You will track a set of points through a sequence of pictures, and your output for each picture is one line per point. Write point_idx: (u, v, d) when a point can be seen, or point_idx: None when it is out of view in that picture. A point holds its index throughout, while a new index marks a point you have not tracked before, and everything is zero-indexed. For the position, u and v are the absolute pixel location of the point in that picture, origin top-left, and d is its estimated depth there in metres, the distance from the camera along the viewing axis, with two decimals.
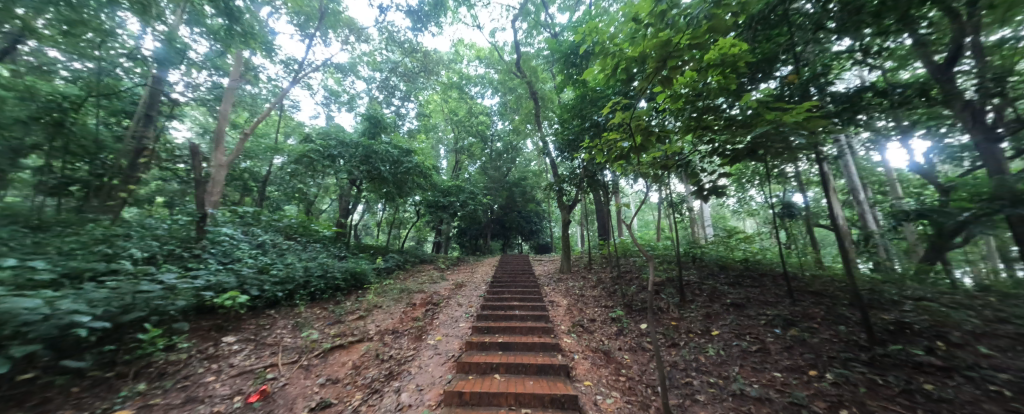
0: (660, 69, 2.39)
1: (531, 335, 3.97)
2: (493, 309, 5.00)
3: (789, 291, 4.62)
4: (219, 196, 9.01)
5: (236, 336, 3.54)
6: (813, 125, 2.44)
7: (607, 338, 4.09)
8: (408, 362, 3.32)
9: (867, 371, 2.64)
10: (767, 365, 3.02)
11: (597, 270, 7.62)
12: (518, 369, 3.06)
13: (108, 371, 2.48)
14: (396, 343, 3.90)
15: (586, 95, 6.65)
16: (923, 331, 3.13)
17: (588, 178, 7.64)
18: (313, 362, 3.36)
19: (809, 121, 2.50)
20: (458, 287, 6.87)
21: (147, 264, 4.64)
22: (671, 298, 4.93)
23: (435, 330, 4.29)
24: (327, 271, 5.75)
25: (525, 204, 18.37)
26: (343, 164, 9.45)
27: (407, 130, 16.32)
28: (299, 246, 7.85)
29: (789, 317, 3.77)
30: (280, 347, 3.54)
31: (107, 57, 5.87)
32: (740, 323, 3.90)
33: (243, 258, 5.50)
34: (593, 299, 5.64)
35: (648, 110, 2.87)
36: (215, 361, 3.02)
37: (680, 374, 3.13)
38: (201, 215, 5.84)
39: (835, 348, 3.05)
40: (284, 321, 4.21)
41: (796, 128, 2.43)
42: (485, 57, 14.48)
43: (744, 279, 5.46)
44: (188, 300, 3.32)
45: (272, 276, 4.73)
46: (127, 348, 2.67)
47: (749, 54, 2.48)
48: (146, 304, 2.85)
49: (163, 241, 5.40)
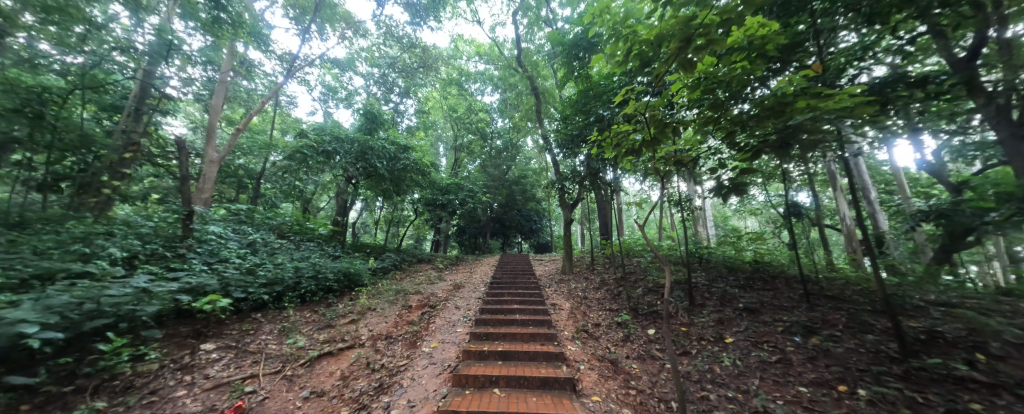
0: (683, 52, 2.12)
1: (533, 342, 3.74)
2: (492, 312, 4.77)
3: (805, 295, 4.38)
4: (209, 193, 8.72)
5: (216, 343, 3.29)
6: (859, 112, 2.14)
7: (613, 345, 3.85)
8: (400, 372, 3.08)
9: (904, 388, 2.40)
10: (790, 379, 2.78)
11: (599, 271, 7.37)
12: (519, 382, 2.83)
13: (66, 385, 2.23)
14: (389, 351, 3.66)
15: (589, 88, 6.37)
16: (957, 341, 2.89)
17: (590, 176, 7.39)
18: (297, 372, 3.12)
19: (852, 107, 2.21)
20: (456, 289, 6.63)
21: (128, 265, 4.39)
22: (679, 302, 4.68)
23: (430, 335, 4.04)
24: (319, 271, 5.50)
25: (525, 203, 18.11)
26: (338, 161, 9.18)
27: (406, 127, 16.04)
28: (292, 245, 7.58)
29: (809, 324, 3.53)
30: (262, 355, 3.28)
31: (100, 51, 5.61)
32: (756, 330, 3.66)
33: (231, 257, 5.24)
34: (597, 302, 5.41)
35: (665, 98, 2.60)
36: (190, 372, 2.77)
37: (695, 387, 2.89)
38: (187, 213, 5.59)
39: (863, 360, 2.82)
40: (270, 326, 3.97)
41: (837, 114, 2.14)
42: (486, 53, 14.21)
43: (755, 282, 5.21)
44: (164, 304, 3.08)
45: (259, 278, 4.48)
46: (88, 360, 2.42)
47: (779, 35, 2.21)
48: (116, 308, 2.63)
49: (147, 239, 5.15)
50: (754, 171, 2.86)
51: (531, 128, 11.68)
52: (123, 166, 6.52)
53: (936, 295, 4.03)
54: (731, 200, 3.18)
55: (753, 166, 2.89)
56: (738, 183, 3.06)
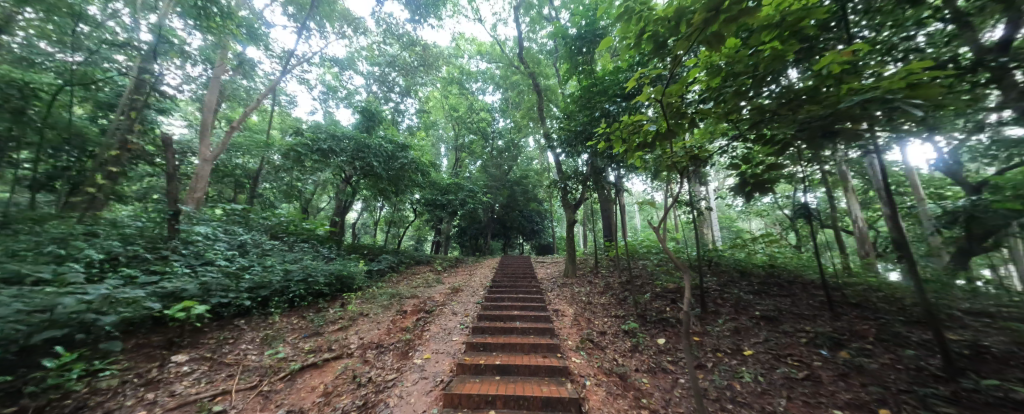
0: (707, 27, 1.84)
1: (534, 354, 3.45)
2: (491, 319, 4.48)
3: (827, 303, 4.08)
4: (202, 192, 8.47)
5: (189, 354, 3.03)
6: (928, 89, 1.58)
7: (621, 356, 3.57)
8: (388, 388, 2.80)
9: (955, 413, 2.08)
10: (823, 400, 2.47)
11: (604, 275, 7.07)
12: (519, 403, 2.54)
13: (7, 406, 1.94)
14: (379, 362, 3.39)
15: (594, 83, 6.05)
16: (1008, 358, 2.57)
17: (594, 175, 7.10)
18: (276, 386, 2.86)
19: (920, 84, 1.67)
20: (454, 292, 6.36)
21: (108, 267, 4.15)
22: (691, 309, 4.38)
23: (424, 345, 3.76)
24: (309, 274, 5.24)
25: (526, 204, 17.79)
26: (333, 160, 8.93)
27: (406, 127, 15.74)
28: (285, 246, 7.34)
29: (836, 336, 3.23)
30: (240, 367, 3.03)
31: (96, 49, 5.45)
32: (778, 341, 3.36)
33: (216, 260, 4.99)
34: (601, 308, 5.13)
35: (683, 85, 2.32)
36: (154, 388, 2.52)
37: (714, 407, 2.58)
38: (173, 213, 5.35)
39: (904, 379, 2.51)
40: (252, 333, 3.72)
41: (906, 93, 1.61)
42: (486, 52, 14.02)
43: (770, 287, 4.91)
44: (131, 312, 2.81)
45: (245, 281, 4.24)
46: (32, 380, 2.10)
47: (819, 10, 1.90)
48: (73, 318, 2.35)
49: (130, 240, 4.93)
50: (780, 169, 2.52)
51: (532, 127, 11.43)
52: (122, 166, 6.44)
53: (967, 303, 3.70)
54: (751, 200, 2.87)
55: (778, 162, 2.55)
56: (760, 179, 2.73)
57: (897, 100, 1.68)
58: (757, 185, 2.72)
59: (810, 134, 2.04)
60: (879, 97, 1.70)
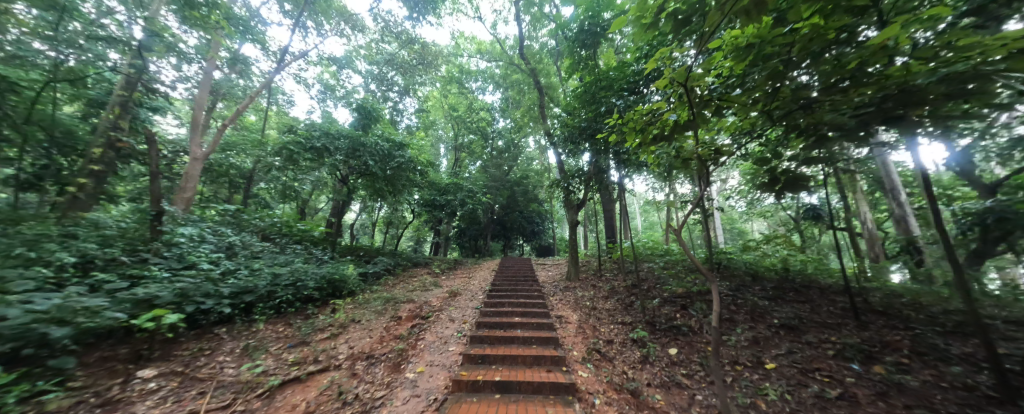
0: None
1: (536, 367, 3.17)
2: (490, 327, 4.19)
3: (850, 310, 3.83)
4: (192, 192, 8.19)
5: (158, 369, 2.76)
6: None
7: (630, 368, 3.30)
8: (376, 407, 2.53)
9: None
10: None
11: (608, 278, 6.80)
12: None
13: None
14: (368, 375, 3.13)
15: (598, 77, 5.76)
16: None
17: (597, 174, 6.83)
18: (251, 406, 2.58)
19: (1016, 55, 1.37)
20: (451, 297, 6.08)
21: (81, 272, 3.89)
22: (704, 316, 4.12)
23: (418, 356, 3.48)
24: (299, 278, 4.97)
25: (527, 204, 17.53)
26: (326, 159, 8.63)
27: (405, 126, 15.48)
28: (276, 248, 7.04)
29: (868, 349, 2.96)
30: (213, 383, 2.76)
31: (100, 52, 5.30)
32: (801, 353, 3.10)
33: (200, 263, 4.72)
34: (607, 314, 4.86)
35: (705, 71, 2.06)
36: (113, 410, 2.24)
37: None
38: (155, 213, 5.08)
39: (955, 399, 2.23)
40: (232, 343, 3.45)
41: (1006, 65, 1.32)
42: (486, 50, 13.81)
43: (785, 293, 4.64)
44: (94, 323, 2.53)
45: (228, 286, 3.98)
46: None
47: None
48: (20, 331, 2.07)
49: (110, 242, 4.66)
50: (806, 180, 2.17)
51: (533, 126, 11.16)
52: (109, 166, 6.22)
53: (1004, 309, 3.44)
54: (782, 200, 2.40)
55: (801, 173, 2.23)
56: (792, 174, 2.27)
57: (995, 72, 1.37)
58: (791, 180, 2.24)
59: (870, 120, 1.70)
60: (975, 68, 1.39)
